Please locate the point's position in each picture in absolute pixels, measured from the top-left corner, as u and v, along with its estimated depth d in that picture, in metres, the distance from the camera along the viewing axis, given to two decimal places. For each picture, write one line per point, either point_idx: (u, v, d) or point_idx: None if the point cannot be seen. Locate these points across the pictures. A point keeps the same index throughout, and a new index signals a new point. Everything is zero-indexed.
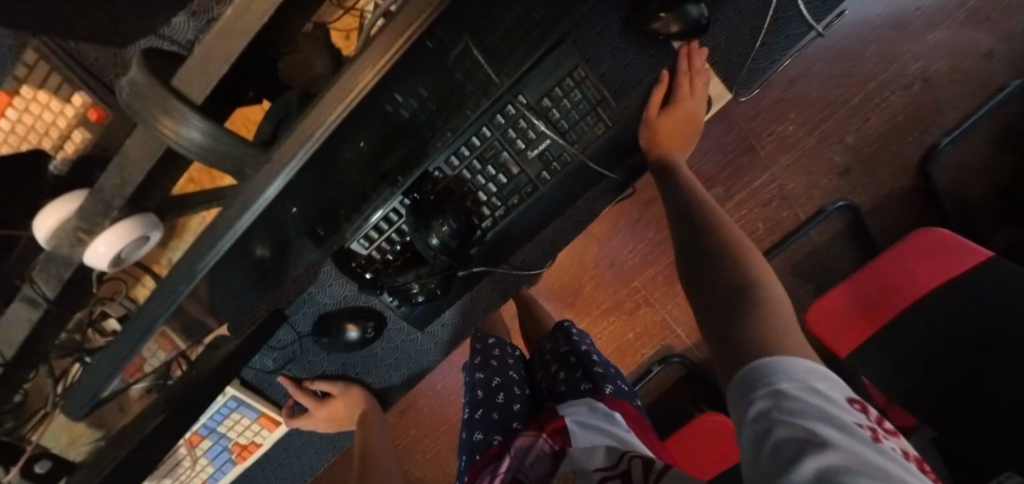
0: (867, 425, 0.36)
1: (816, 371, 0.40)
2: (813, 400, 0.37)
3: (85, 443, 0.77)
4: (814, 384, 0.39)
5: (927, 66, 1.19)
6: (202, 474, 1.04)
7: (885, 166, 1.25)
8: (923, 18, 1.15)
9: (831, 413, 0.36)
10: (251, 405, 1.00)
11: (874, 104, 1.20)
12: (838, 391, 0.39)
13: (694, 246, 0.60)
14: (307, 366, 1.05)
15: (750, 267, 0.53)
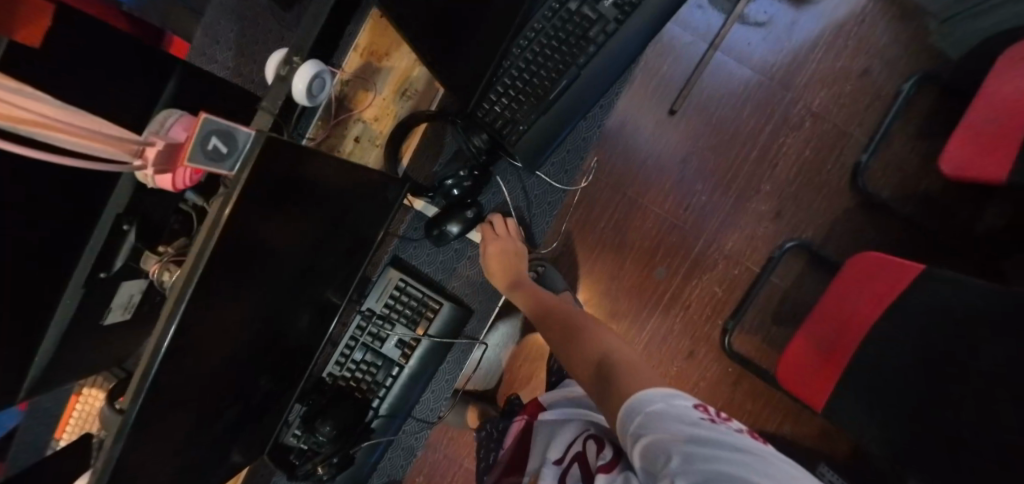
0: (707, 415, 0.49)
1: (676, 392, 0.53)
2: (670, 411, 0.50)
3: None
4: (676, 400, 0.52)
5: (809, 103, 1.29)
6: None
7: (814, 196, 1.29)
8: (784, 70, 1.29)
9: (683, 417, 0.49)
10: None
11: (769, 149, 1.30)
12: (689, 399, 0.52)
13: (566, 344, 0.77)
14: None
15: (597, 347, 0.71)
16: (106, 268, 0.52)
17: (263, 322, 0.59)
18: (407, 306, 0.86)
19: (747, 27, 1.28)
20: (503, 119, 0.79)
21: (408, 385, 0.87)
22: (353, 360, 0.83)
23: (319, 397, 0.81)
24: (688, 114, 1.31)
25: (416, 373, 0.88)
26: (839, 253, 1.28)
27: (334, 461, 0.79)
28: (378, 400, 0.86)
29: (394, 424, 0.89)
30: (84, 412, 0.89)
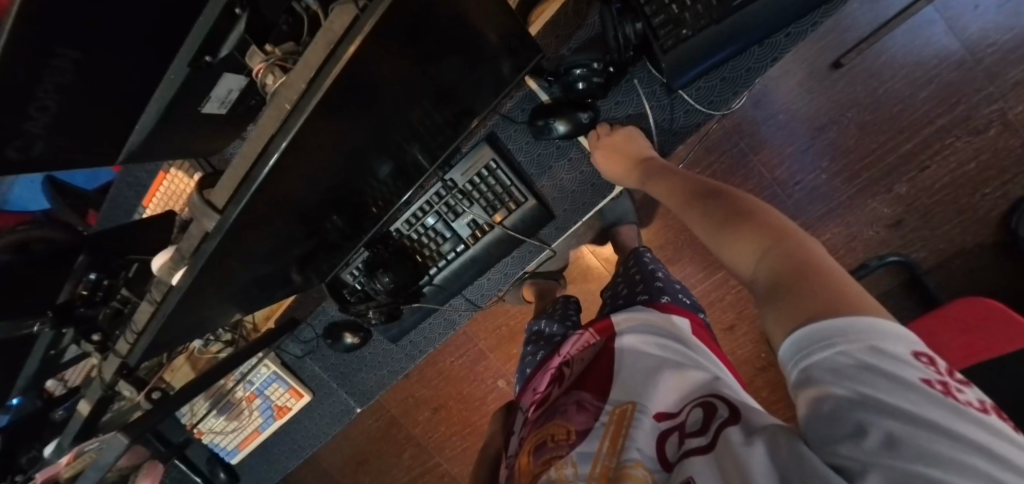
0: (939, 382, 0.27)
1: (877, 325, 0.29)
2: (865, 356, 0.28)
3: (180, 378, 0.99)
4: (881, 343, 0.28)
5: (1008, 107, 1.03)
6: (254, 417, 1.08)
7: (948, 217, 1.11)
8: (1002, 54, 1.01)
9: (898, 379, 0.27)
10: (282, 374, 1.05)
11: (925, 146, 1.09)
12: (903, 345, 0.29)
13: (701, 214, 0.49)
14: (314, 359, 1.08)
15: (740, 220, 0.44)
16: (212, 55, 0.48)
17: (348, 163, 0.61)
18: (487, 190, 0.81)
19: None
20: (667, 14, 0.65)
21: (463, 268, 0.87)
22: (423, 223, 0.84)
23: (383, 249, 0.85)
24: (850, 75, 1.08)
25: (471, 261, 0.86)
26: (944, 288, 1.13)
27: (383, 307, 0.87)
28: (435, 270, 0.87)
29: (445, 296, 0.92)
30: (171, 189, 0.97)
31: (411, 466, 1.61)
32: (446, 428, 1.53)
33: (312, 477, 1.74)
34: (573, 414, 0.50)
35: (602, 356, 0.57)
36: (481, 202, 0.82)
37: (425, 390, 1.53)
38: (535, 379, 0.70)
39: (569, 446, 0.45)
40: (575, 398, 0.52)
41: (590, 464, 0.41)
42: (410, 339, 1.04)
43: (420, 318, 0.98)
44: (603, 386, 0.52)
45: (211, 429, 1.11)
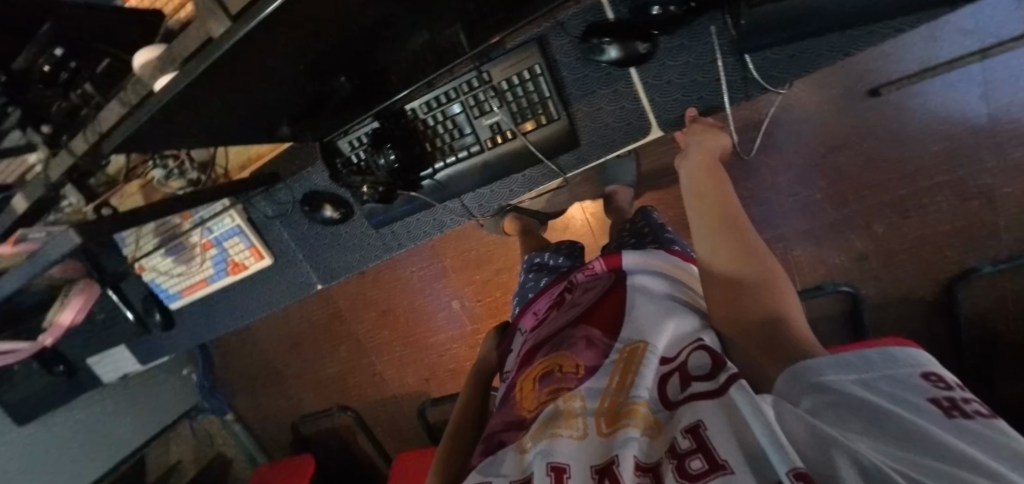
0: (945, 398, 0.26)
1: (881, 354, 0.31)
2: (874, 383, 0.30)
3: (133, 201, 0.98)
4: (894, 373, 0.30)
5: (996, 188, 1.05)
6: (207, 264, 1.04)
7: (907, 267, 1.17)
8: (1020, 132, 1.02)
9: (905, 398, 0.27)
10: (245, 230, 1.00)
11: (914, 197, 1.12)
12: (911, 369, 0.29)
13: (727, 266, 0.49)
14: (283, 224, 1.01)
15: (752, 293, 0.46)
16: None
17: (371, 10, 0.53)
18: (523, 95, 0.73)
19: None
20: None
21: (477, 170, 0.80)
22: (442, 110, 0.76)
23: (394, 125, 0.78)
24: (884, 106, 1.09)
25: (486, 166, 0.79)
26: (874, 326, 1.24)
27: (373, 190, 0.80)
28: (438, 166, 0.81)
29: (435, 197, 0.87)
30: None
31: (346, 359, 1.65)
32: (388, 334, 1.56)
33: (243, 346, 1.75)
34: (584, 349, 0.51)
35: (611, 293, 0.57)
36: (514, 106, 0.74)
37: (377, 292, 1.52)
38: (536, 304, 0.72)
39: (580, 381, 0.48)
40: (583, 332, 0.53)
41: (596, 399, 0.44)
42: (396, 230, 0.99)
43: (416, 210, 0.92)
44: (611, 324, 0.53)
45: (158, 268, 1.06)
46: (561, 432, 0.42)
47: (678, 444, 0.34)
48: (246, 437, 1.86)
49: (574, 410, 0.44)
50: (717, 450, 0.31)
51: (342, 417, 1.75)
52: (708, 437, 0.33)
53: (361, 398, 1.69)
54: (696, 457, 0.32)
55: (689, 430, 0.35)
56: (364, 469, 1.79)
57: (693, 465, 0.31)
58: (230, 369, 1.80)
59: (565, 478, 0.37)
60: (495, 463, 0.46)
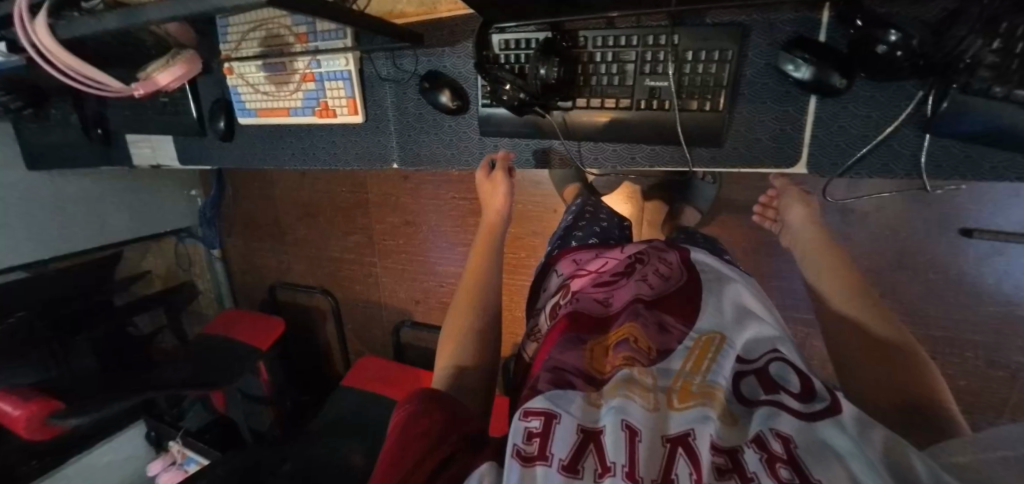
0: None
1: None
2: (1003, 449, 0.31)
3: None
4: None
5: None
6: (293, 98, 0.83)
7: None
8: None
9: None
10: (351, 77, 0.77)
11: (954, 346, 1.11)
12: None
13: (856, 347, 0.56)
14: (389, 86, 0.77)
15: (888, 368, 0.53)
16: None
17: None
18: (730, 71, 0.58)
19: None
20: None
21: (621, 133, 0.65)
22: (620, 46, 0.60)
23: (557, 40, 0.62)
24: (968, 248, 1.04)
25: (637, 134, 0.64)
26: None
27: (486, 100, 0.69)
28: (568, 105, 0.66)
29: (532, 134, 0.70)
30: None
31: (347, 248, 1.64)
32: (397, 244, 1.55)
33: (252, 194, 1.71)
34: (657, 327, 0.50)
35: (686, 283, 0.56)
36: (709, 78, 0.59)
37: (406, 200, 1.49)
38: (583, 253, 0.72)
39: (654, 360, 0.46)
40: (655, 313, 0.52)
41: (667, 378, 0.44)
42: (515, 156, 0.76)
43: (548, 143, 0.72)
44: (688, 312, 0.51)
45: (238, 75, 0.86)
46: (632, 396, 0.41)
47: (767, 445, 0.36)
48: (224, 276, 1.87)
49: (646, 380, 0.43)
50: (809, 469, 0.33)
51: (318, 299, 1.76)
52: (800, 450, 0.35)
53: (345, 290, 1.70)
54: (785, 466, 0.34)
55: (780, 436, 0.36)
56: (321, 352, 1.82)
57: (782, 473, 0.33)
58: (232, 208, 1.77)
59: (638, 441, 0.37)
60: (557, 396, 0.43)
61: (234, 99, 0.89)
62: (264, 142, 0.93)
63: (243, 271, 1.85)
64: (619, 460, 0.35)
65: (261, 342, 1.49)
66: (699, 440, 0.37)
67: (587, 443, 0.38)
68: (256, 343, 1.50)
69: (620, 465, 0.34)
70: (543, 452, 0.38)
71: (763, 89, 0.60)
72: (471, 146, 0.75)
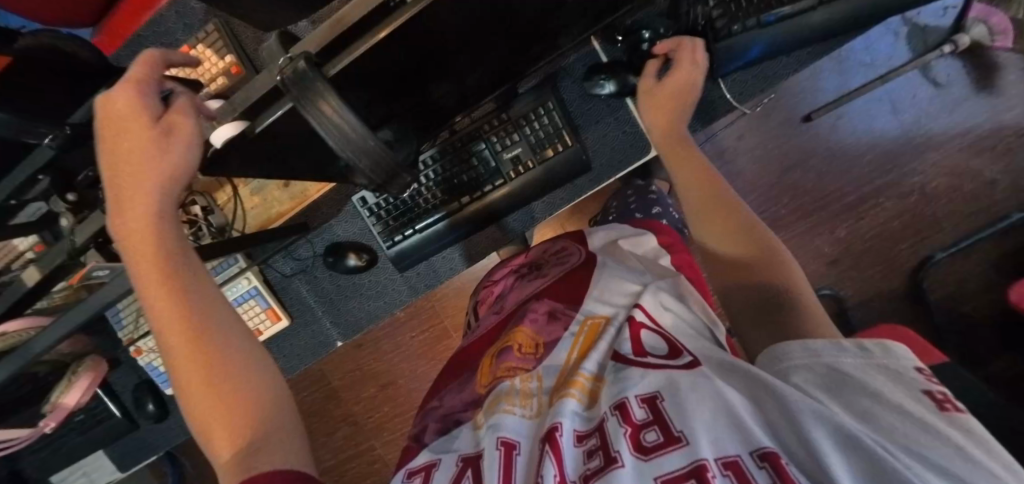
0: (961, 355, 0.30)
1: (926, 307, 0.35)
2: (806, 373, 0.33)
3: None
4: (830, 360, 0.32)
5: (924, 183, 1.27)
6: None
7: (875, 263, 1.30)
8: (927, 138, 1.26)
9: (849, 380, 0.30)
10: (261, 290, 0.77)
11: (867, 199, 1.28)
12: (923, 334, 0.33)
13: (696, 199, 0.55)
14: (298, 277, 0.79)
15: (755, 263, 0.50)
16: None
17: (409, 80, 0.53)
18: (557, 113, 0.68)
19: (923, 79, 1.24)
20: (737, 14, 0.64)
21: (511, 203, 0.71)
22: (472, 138, 0.69)
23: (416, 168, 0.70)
24: (817, 129, 1.27)
25: (528, 193, 0.71)
26: (864, 324, 1.32)
27: (395, 240, 0.73)
28: (455, 208, 0.71)
29: (441, 244, 0.74)
30: None
31: (340, 448, 1.49)
32: (388, 413, 1.46)
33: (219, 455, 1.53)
34: (544, 324, 0.56)
35: (581, 274, 0.65)
36: (545, 126, 0.68)
37: (375, 363, 1.42)
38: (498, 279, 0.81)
39: (536, 359, 0.50)
40: (550, 307, 0.59)
41: (553, 376, 0.47)
42: (431, 273, 0.78)
43: (457, 245, 0.75)
44: (580, 295, 0.59)
45: (148, 352, 0.82)
46: (512, 410, 0.42)
47: (632, 413, 0.35)
48: None
49: (528, 388, 0.46)
50: (672, 422, 0.32)
51: None
52: (664, 409, 0.33)
53: None
54: (652, 429, 0.32)
55: (643, 400, 0.36)
56: None
57: (649, 437, 0.32)
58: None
59: (515, 454, 0.37)
60: (443, 443, 0.47)
61: (154, 374, 0.84)
62: None
63: None
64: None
65: None
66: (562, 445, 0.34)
67: (464, 473, 0.39)
68: None
69: None
70: None
71: (595, 114, 0.71)
72: (400, 286, 0.78)
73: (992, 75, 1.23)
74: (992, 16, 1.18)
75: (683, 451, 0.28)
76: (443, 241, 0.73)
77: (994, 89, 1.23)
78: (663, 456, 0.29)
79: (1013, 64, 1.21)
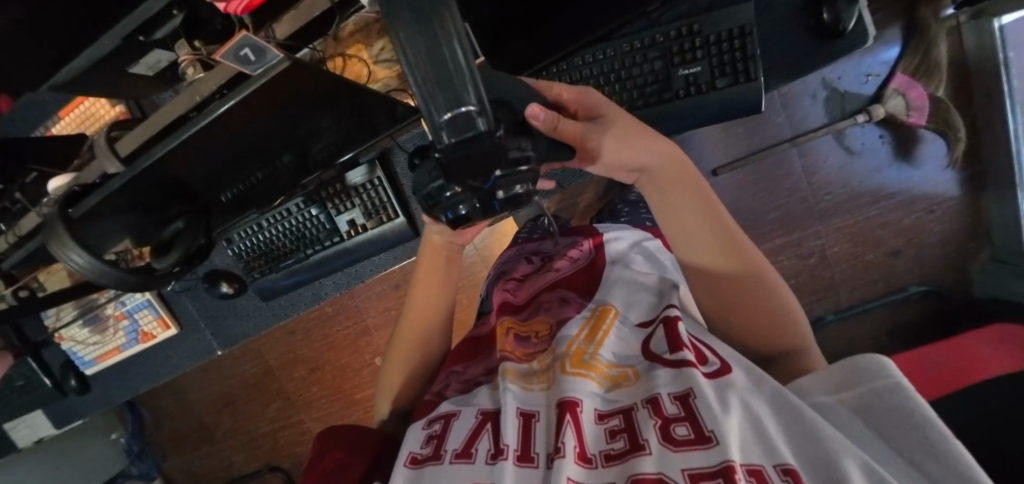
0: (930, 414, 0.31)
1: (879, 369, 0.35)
2: (839, 407, 0.35)
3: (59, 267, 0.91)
4: (861, 396, 0.34)
5: (825, 246, 1.32)
6: (116, 336, 0.96)
7: None
8: (834, 202, 1.29)
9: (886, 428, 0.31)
10: (154, 300, 0.92)
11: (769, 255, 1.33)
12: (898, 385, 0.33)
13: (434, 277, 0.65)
14: (182, 294, 0.92)
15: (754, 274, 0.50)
16: (145, 35, 0.56)
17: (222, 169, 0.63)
18: (383, 186, 0.77)
19: (836, 144, 1.24)
20: None
21: (348, 258, 0.82)
22: (311, 201, 0.79)
23: (268, 219, 0.81)
24: (727, 181, 1.31)
25: (363, 252, 0.81)
26: None
27: (256, 277, 0.86)
28: (302, 257, 0.82)
29: (293, 285, 0.85)
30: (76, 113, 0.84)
31: (274, 417, 1.68)
32: (315, 394, 1.62)
33: (175, 410, 1.75)
34: (557, 309, 0.63)
35: (590, 271, 0.70)
36: (371, 197, 0.78)
37: (306, 348, 1.58)
38: (505, 264, 0.87)
39: (551, 339, 0.56)
40: (559, 298, 0.66)
41: (565, 344, 0.50)
42: (289, 305, 0.91)
43: (308, 285, 0.87)
44: (588, 290, 0.64)
45: (67, 339, 0.98)
46: (506, 385, 0.48)
47: (664, 408, 0.37)
48: None
49: (547, 365, 0.51)
50: (703, 420, 0.33)
51: (270, 481, 1.75)
52: (697, 403, 0.35)
53: (291, 458, 1.70)
54: (682, 424, 0.35)
55: (677, 397, 0.37)
56: None
57: (679, 432, 0.34)
58: (160, 431, 1.79)
59: (533, 422, 0.42)
60: (463, 398, 0.54)
61: (74, 357, 1.00)
62: (115, 380, 1.02)
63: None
64: (512, 443, 0.40)
65: None
66: (585, 431, 0.38)
67: (484, 426, 0.45)
68: None
69: (513, 450, 0.39)
70: (436, 452, 0.44)
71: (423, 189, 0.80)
72: (264, 312, 0.91)
73: (911, 146, 1.22)
74: (912, 89, 1.14)
75: (711, 447, 0.30)
76: (294, 283, 0.85)
77: (911, 160, 1.23)
78: (688, 452, 0.31)
79: (931, 138, 1.20)
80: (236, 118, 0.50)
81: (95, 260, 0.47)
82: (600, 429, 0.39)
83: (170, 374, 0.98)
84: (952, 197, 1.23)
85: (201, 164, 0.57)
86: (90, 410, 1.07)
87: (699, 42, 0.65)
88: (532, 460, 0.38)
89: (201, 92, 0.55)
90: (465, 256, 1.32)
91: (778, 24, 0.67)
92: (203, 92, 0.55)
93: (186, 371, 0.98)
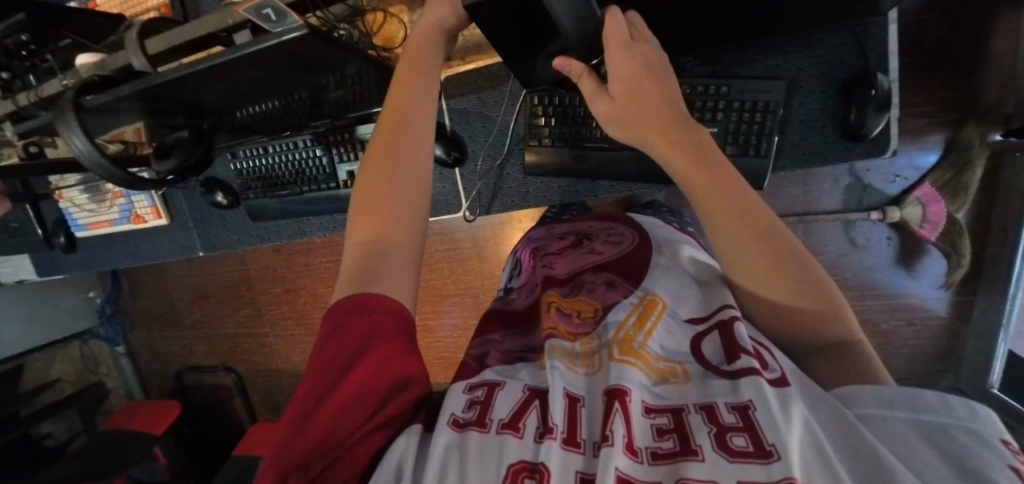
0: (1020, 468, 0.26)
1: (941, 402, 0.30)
2: (896, 421, 0.31)
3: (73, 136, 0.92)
4: (921, 420, 0.30)
5: None
6: (109, 211, 1.00)
7: None
8: None
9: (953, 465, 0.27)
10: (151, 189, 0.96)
11: None
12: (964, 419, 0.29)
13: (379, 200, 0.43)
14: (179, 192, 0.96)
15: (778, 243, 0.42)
16: None
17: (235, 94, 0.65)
18: None
19: (842, 232, 1.24)
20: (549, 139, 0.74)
21: (338, 205, 0.85)
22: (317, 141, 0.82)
23: (274, 146, 0.84)
24: None
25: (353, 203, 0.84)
26: None
27: (250, 196, 0.89)
28: (295, 191, 0.85)
29: (280, 213, 0.89)
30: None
31: (240, 322, 1.75)
32: (283, 313, 1.68)
33: (153, 287, 1.83)
34: (602, 293, 0.57)
35: (634, 254, 0.63)
36: None
37: (286, 269, 1.63)
38: (536, 234, 0.83)
39: (595, 322, 0.53)
40: (602, 279, 0.60)
41: (612, 329, 0.47)
42: (275, 229, 0.94)
43: (295, 218, 0.90)
44: (632, 274, 0.59)
45: (65, 199, 1.03)
46: (552, 361, 0.45)
47: (720, 416, 0.34)
48: (132, 372, 1.94)
49: (592, 350, 0.47)
50: (763, 433, 0.30)
51: (221, 378, 1.83)
52: (757, 417, 0.32)
53: (246, 364, 1.78)
54: (740, 434, 0.31)
55: (736, 407, 0.34)
56: (233, 427, 1.87)
57: (737, 442, 0.31)
58: (135, 303, 1.88)
59: (578, 406, 0.39)
60: (506, 369, 0.48)
61: (69, 218, 1.05)
62: (100, 249, 1.07)
63: (150, 362, 1.92)
64: (559, 422, 0.37)
65: (156, 427, 1.59)
66: (633, 421, 0.35)
67: (532, 401, 0.41)
68: (151, 429, 1.59)
69: (558, 431, 0.36)
70: (478, 420, 0.39)
71: None
72: (249, 230, 0.95)
73: (914, 256, 1.21)
74: (932, 203, 1.10)
75: (770, 463, 0.28)
76: (282, 212, 0.88)
77: (909, 270, 1.22)
78: (744, 466, 0.29)
79: (934, 255, 1.19)
80: (255, 59, 0.52)
81: (92, 149, 0.54)
82: (648, 423, 0.36)
83: (151, 260, 1.03)
84: (938, 317, 1.22)
85: (217, 86, 0.59)
86: (71, 269, 1.13)
87: (723, 106, 0.65)
88: (578, 445, 0.36)
89: (232, 16, 0.57)
90: (458, 230, 1.35)
91: (804, 108, 0.66)
92: (234, 16, 0.56)
93: (166, 261, 1.03)
